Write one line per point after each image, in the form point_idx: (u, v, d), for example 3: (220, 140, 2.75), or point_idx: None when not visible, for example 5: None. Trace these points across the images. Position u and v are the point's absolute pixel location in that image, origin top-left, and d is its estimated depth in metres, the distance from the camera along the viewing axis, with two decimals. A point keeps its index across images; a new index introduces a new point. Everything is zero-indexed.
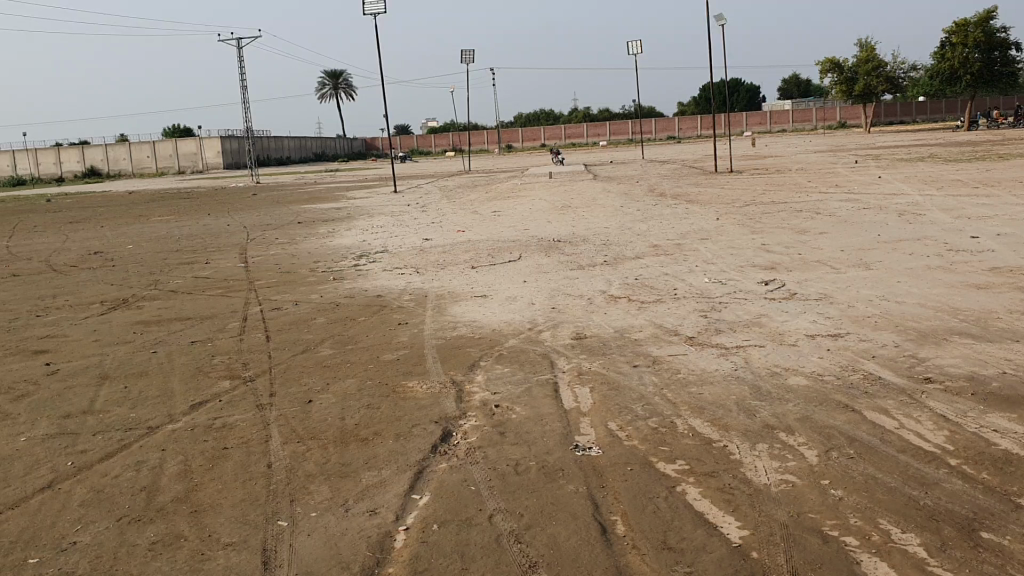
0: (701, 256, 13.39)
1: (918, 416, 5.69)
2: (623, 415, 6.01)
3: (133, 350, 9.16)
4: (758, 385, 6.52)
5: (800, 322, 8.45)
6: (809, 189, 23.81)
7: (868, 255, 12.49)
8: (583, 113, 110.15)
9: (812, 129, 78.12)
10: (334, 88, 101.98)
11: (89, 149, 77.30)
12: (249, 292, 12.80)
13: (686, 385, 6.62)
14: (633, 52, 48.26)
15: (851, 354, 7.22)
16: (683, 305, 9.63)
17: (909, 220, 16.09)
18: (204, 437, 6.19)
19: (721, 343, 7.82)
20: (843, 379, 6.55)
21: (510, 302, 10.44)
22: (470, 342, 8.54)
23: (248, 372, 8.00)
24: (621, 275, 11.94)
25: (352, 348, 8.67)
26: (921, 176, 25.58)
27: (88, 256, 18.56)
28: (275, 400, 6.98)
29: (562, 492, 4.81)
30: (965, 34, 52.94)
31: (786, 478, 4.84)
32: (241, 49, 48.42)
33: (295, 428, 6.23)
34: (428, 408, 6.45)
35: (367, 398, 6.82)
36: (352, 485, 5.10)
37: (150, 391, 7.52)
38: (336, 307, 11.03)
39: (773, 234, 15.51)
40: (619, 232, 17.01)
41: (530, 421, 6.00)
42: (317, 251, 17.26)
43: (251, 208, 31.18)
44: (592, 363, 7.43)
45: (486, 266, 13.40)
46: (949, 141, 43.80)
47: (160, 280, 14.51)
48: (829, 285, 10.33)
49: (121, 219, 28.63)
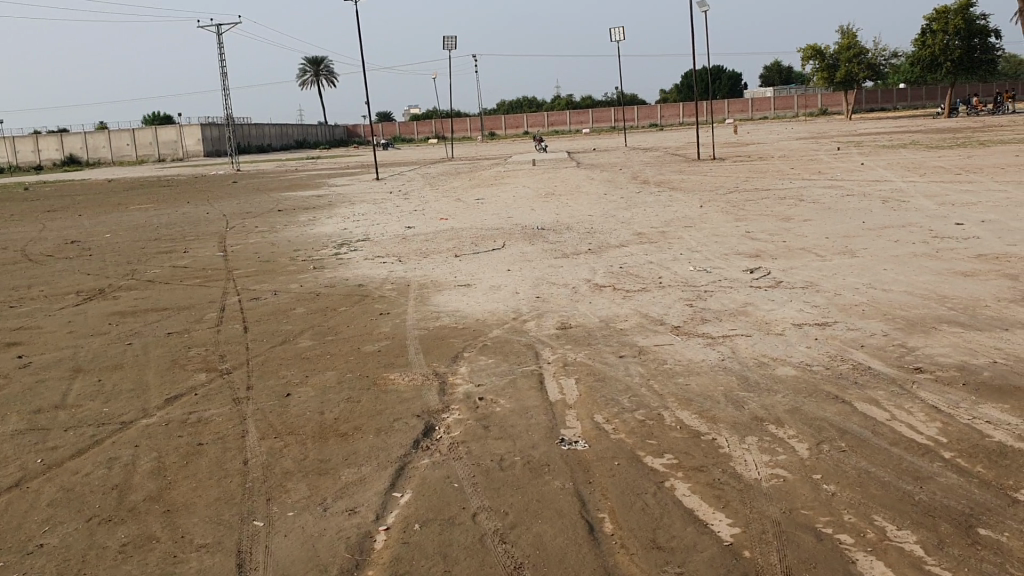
0: (686, 244, 13.27)
1: (910, 406, 5.58)
2: (610, 407, 5.87)
3: (107, 342, 8.95)
4: (746, 375, 6.40)
5: (787, 311, 8.35)
6: (792, 176, 23.76)
7: (853, 242, 12.41)
8: (565, 101, 109.87)
9: (794, 116, 78.24)
10: (315, 75, 101.26)
11: (67, 137, 76.36)
12: (228, 282, 12.59)
13: (673, 375, 6.49)
14: (616, 39, 48.10)
15: (840, 344, 7.11)
16: (669, 294, 9.51)
17: (893, 207, 16.05)
18: (178, 433, 6.01)
19: (708, 333, 7.70)
20: (833, 369, 6.44)
21: (494, 291, 10.29)
22: (453, 332, 8.38)
23: (225, 364, 7.82)
24: (606, 264, 11.81)
25: (332, 339, 8.50)
26: (903, 162, 25.58)
27: (65, 246, 18.23)
28: (253, 394, 6.81)
29: (548, 488, 4.68)
30: (946, 21, 53.04)
31: (777, 473, 4.72)
32: (220, 35, 47.85)
33: (272, 424, 6.06)
34: (410, 401, 6.29)
35: (347, 391, 6.66)
36: (332, 484, 4.95)
37: (124, 385, 7.32)
38: (317, 297, 10.85)
39: (758, 221, 15.43)
40: (603, 219, 16.89)
41: (515, 414, 5.86)
42: (298, 239, 17.04)
43: (231, 195, 30.88)
44: (578, 353, 7.29)
45: (469, 254, 13.24)
46: (930, 128, 43.90)
47: (138, 269, 14.26)
48: (815, 273, 10.24)
49: (99, 207, 28.29)
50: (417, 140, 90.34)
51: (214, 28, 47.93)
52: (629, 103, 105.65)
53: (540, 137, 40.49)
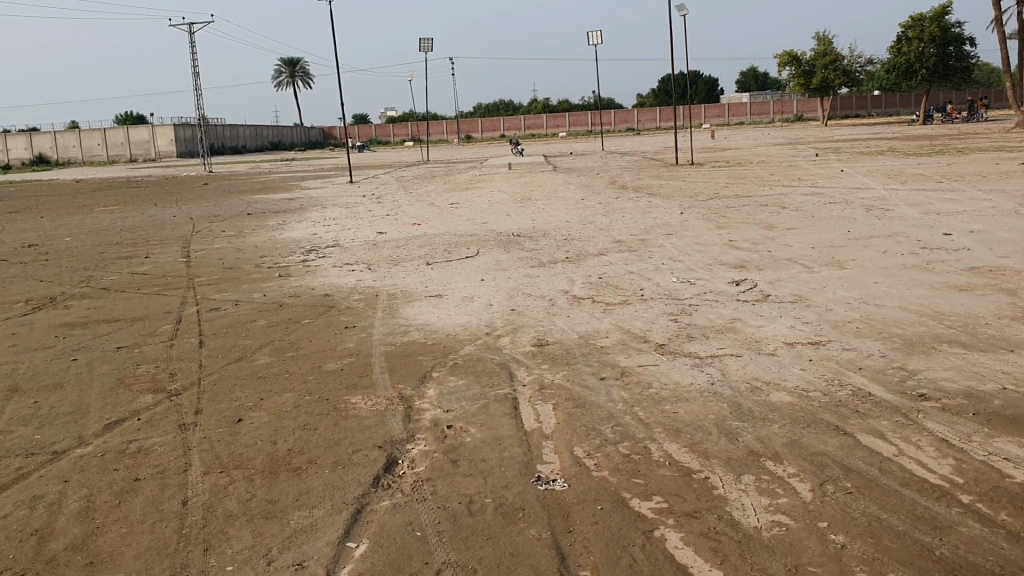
0: (667, 253, 12.80)
1: (918, 440, 5.10)
2: (590, 438, 5.36)
3: (50, 358, 8.31)
4: (738, 402, 5.91)
5: (777, 328, 7.87)
6: (772, 183, 23.41)
7: (840, 252, 11.99)
8: (542, 104, 109.45)
9: (769, 121, 78.33)
10: (291, 76, 100.35)
11: (36, 137, 74.73)
12: (187, 290, 11.96)
13: (659, 401, 5.98)
14: (593, 42, 47.79)
15: (836, 366, 6.64)
16: (651, 307, 9.02)
17: (876, 216, 15.67)
18: (113, 466, 5.42)
19: (694, 352, 7.21)
20: (831, 395, 5.96)
21: (467, 302, 9.75)
22: (421, 349, 7.84)
23: (175, 384, 7.23)
24: (584, 273, 11.31)
25: (292, 356, 7.92)
26: (883, 169, 25.28)
27: (20, 250, 17.47)
28: (201, 419, 6.23)
29: (522, 538, 4.16)
30: (921, 28, 53.06)
31: (778, 520, 4.22)
32: (191, 34, 47.04)
33: (218, 456, 5.49)
34: (371, 429, 5.75)
35: (304, 417, 6.09)
36: (279, 531, 4.41)
37: (61, 408, 6.71)
38: (279, 307, 10.26)
39: (740, 229, 15.00)
40: (581, 226, 16.41)
41: (487, 446, 5.33)
42: (266, 244, 16.46)
43: (201, 197, 30.22)
44: (555, 374, 6.78)
45: (442, 262, 12.71)
46: (906, 135, 43.83)
47: (94, 276, 13.59)
48: (802, 286, 9.78)
49: (64, 209, 27.52)
50: (393, 142, 89.61)
51: (185, 26, 47.02)
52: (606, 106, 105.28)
53: (516, 140, 39.91)
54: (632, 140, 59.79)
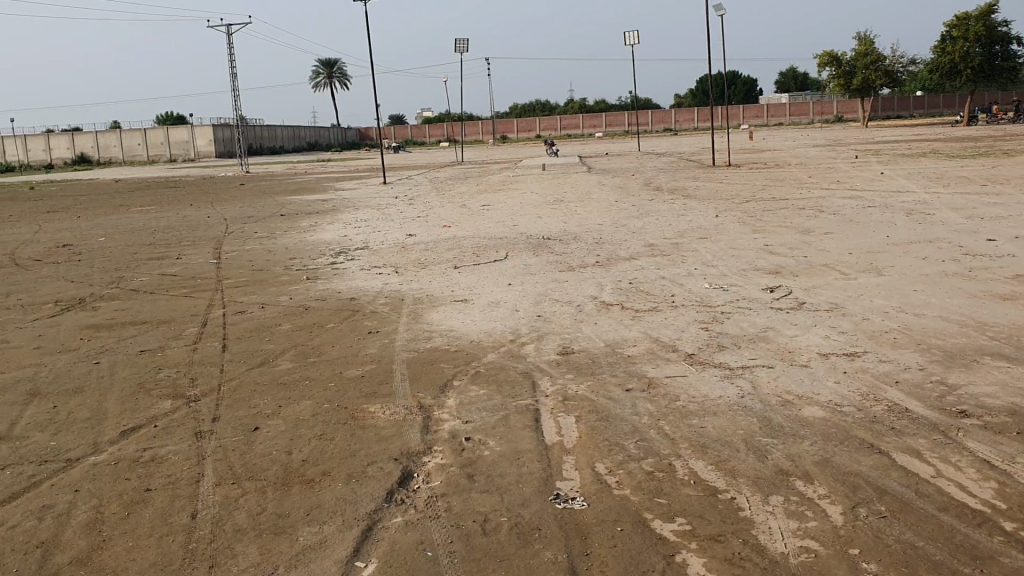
0: (700, 258, 12.54)
1: (958, 460, 4.85)
2: (613, 454, 5.17)
3: (73, 362, 8.28)
4: (769, 418, 5.68)
5: (810, 338, 7.62)
6: (810, 185, 23.00)
7: (879, 258, 11.65)
8: (578, 105, 109.06)
9: (809, 122, 77.36)
10: (329, 77, 100.95)
11: (78, 137, 75.78)
12: (215, 292, 11.93)
13: (686, 415, 5.78)
14: (630, 42, 47.46)
15: (872, 379, 6.39)
16: (682, 315, 8.79)
17: (917, 221, 15.26)
18: (125, 475, 5.33)
19: (723, 363, 6.98)
20: (866, 410, 5.71)
21: (493, 308, 9.58)
22: (445, 356, 7.69)
23: (195, 389, 7.14)
24: (614, 278, 11.10)
25: (314, 361, 7.80)
26: (925, 172, 24.72)
27: (55, 250, 17.61)
28: (218, 427, 6.12)
29: (536, 561, 3.98)
30: (966, 27, 52.00)
31: (807, 546, 4.00)
32: (229, 36, 47.41)
33: (232, 466, 5.37)
34: (388, 441, 5.60)
35: (321, 426, 5.96)
36: (287, 548, 4.27)
37: (79, 413, 6.65)
38: (304, 311, 10.16)
39: (776, 233, 14.69)
40: (613, 229, 16.19)
41: (505, 460, 5.15)
42: (296, 246, 16.42)
43: (236, 198, 30.38)
44: (579, 384, 6.59)
45: (470, 266, 12.56)
46: (950, 136, 42.98)
47: (124, 277, 13.62)
48: (838, 294, 9.50)
49: (101, 209, 27.79)
50: (429, 143, 89.78)
51: (223, 27, 47.38)
52: (643, 107, 104.61)
53: (551, 141, 39.66)
54: (669, 141, 59.34)
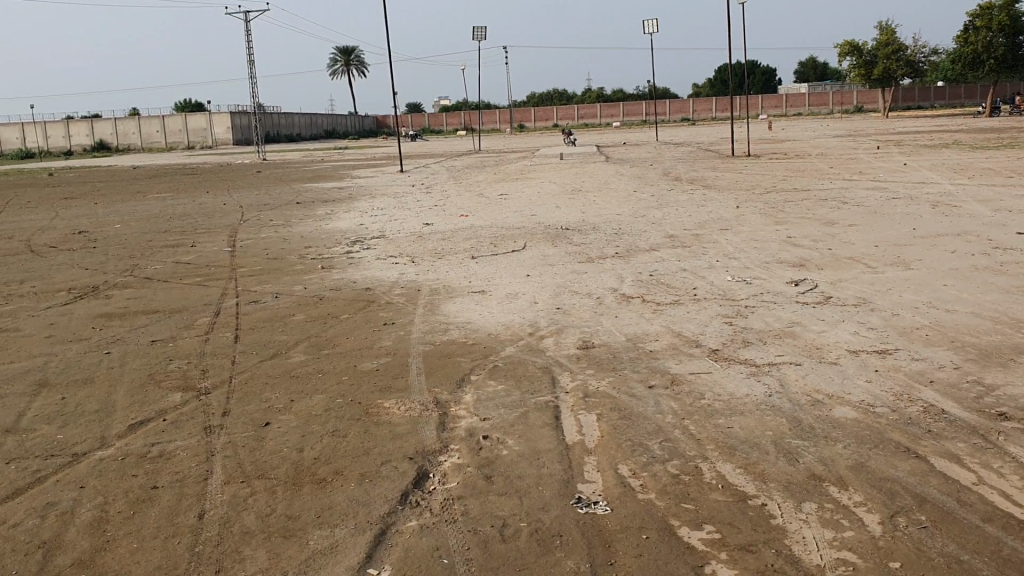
0: (722, 250, 12.28)
1: (1001, 466, 4.62)
2: (636, 455, 4.96)
3: (84, 352, 8.13)
4: (798, 418, 5.46)
5: (839, 334, 7.38)
6: (832, 176, 22.66)
7: (906, 252, 11.36)
8: (596, 94, 108.45)
9: (828, 112, 76.65)
10: (346, 65, 100.81)
11: (97, 124, 75.99)
12: (229, 281, 11.77)
13: (712, 414, 5.57)
14: (648, 31, 47.04)
15: (905, 378, 6.14)
16: (704, 308, 8.56)
17: (943, 213, 14.94)
18: (132, 472, 5.16)
19: (749, 360, 6.75)
20: (900, 412, 5.48)
21: (510, 299, 9.37)
22: (461, 349, 7.49)
23: (206, 382, 6.97)
24: (634, 270, 10.86)
25: (327, 354, 7.62)
26: (949, 163, 24.31)
27: (70, 236, 17.53)
28: (228, 421, 5.95)
29: (558, 570, 3.78)
30: (990, 17, 51.24)
31: (844, 558, 3.79)
32: (247, 23, 47.28)
33: (241, 463, 5.19)
34: (403, 438, 5.41)
35: (333, 422, 5.77)
36: (297, 552, 4.09)
37: (87, 406, 6.49)
38: (319, 301, 9.99)
39: (799, 225, 14.42)
40: (633, 219, 15.95)
41: (525, 461, 4.96)
42: (311, 234, 16.26)
43: (253, 186, 30.27)
44: (600, 380, 6.38)
45: (487, 256, 12.36)
46: (973, 127, 42.41)
47: (138, 265, 13.50)
48: (866, 288, 9.23)
49: (118, 196, 27.72)
50: (445, 131, 89.50)
51: (241, 15, 47.30)
52: (661, 96, 103.88)
53: (568, 130, 39.20)
54: (687, 131, 58.91)
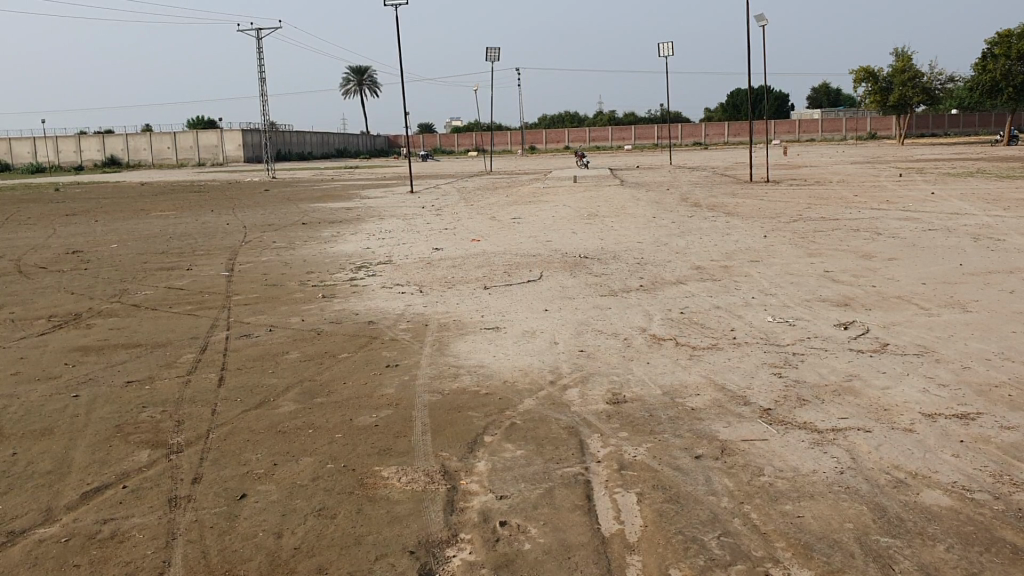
0: (755, 285, 11.33)
1: None
2: (690, 557, 4.03)
3: (49, 394, 7.21)
4: (884, 506, 4.50)
5: (907, 391, 6.44)
6: (858, 204, 21.73)
7: (958, 291, 10.40)
8: (608, 117, 107.79)
9: (843, 138, 75.78)
10: (359, 86, 100.10)
11: (110, 139, 75.59)
12: (221, 310, 10.91)
13: (779, 499, 4.62)
14: (665, 54, 46.44)
15: (999, 452, 5.18)
16: (748, 356, 7.61)
17: (986, 247, 14.00)
18: (74, 561, 4.24)
19: (809, 424, 5.80)
20: (1006, 500, 4.52)
21: (528, 339, 8.45)
22: (476, 400, 6.56)
23: (179, 436, 6.04)
24: (662, 307, 9.94)
25: (320, 403, 6.68)
26: (978, 192, 23.41)
27: (65, 256, 16.77)
28: (197, 492, 5.02)
29: None
30: (1009, 45, 50.02)
31: None
32: (258, 38, 46.80)
33: (206, 553, 4.26)
34: (405, 523, 4.48)
35: (321, 497, 4.84)
36: None
37: (38, 466, 5.56)
38: (316, 336, 9.10)
39: (835, 258, 13.47)
40: (655, 248, 15.04)
41: (556, 560, 4.03)
42: (315, 258, 15.42)
43: (261, 204, 29.54)
44: (637, 447, 5.44)
45: (501, 286, 11.48)
46: (993, 156, 41.29)
47: (128, 290, 12.63)
48: (925, 334, 8.27)
49: (123, 213, 26.94)
50: (456, 152, 88.79)
51: (253, 32, 46.91)
52: (673, 118, 103.12)
53: (580, 153, 38.21)
54: (701, 155, 58.06)
